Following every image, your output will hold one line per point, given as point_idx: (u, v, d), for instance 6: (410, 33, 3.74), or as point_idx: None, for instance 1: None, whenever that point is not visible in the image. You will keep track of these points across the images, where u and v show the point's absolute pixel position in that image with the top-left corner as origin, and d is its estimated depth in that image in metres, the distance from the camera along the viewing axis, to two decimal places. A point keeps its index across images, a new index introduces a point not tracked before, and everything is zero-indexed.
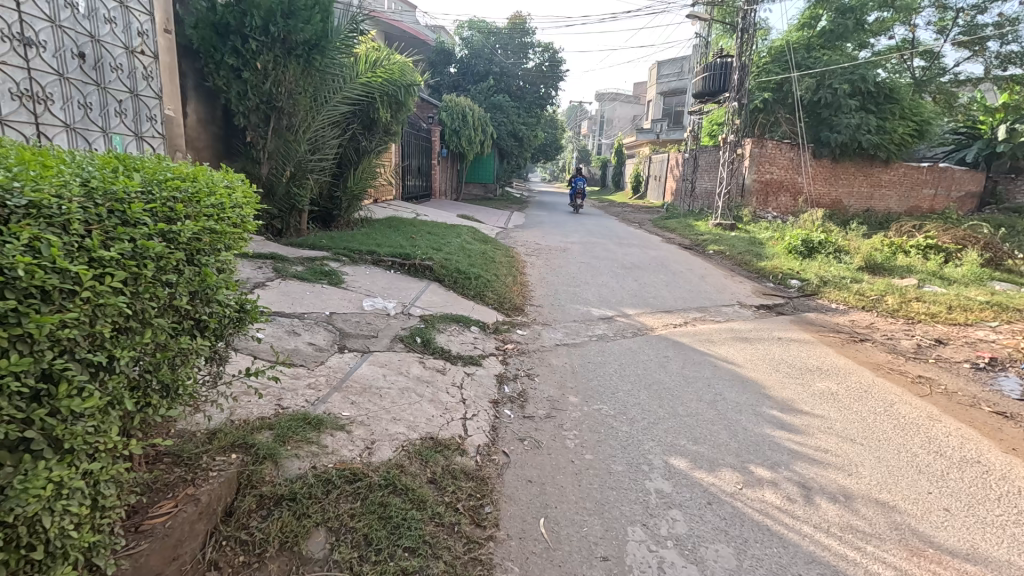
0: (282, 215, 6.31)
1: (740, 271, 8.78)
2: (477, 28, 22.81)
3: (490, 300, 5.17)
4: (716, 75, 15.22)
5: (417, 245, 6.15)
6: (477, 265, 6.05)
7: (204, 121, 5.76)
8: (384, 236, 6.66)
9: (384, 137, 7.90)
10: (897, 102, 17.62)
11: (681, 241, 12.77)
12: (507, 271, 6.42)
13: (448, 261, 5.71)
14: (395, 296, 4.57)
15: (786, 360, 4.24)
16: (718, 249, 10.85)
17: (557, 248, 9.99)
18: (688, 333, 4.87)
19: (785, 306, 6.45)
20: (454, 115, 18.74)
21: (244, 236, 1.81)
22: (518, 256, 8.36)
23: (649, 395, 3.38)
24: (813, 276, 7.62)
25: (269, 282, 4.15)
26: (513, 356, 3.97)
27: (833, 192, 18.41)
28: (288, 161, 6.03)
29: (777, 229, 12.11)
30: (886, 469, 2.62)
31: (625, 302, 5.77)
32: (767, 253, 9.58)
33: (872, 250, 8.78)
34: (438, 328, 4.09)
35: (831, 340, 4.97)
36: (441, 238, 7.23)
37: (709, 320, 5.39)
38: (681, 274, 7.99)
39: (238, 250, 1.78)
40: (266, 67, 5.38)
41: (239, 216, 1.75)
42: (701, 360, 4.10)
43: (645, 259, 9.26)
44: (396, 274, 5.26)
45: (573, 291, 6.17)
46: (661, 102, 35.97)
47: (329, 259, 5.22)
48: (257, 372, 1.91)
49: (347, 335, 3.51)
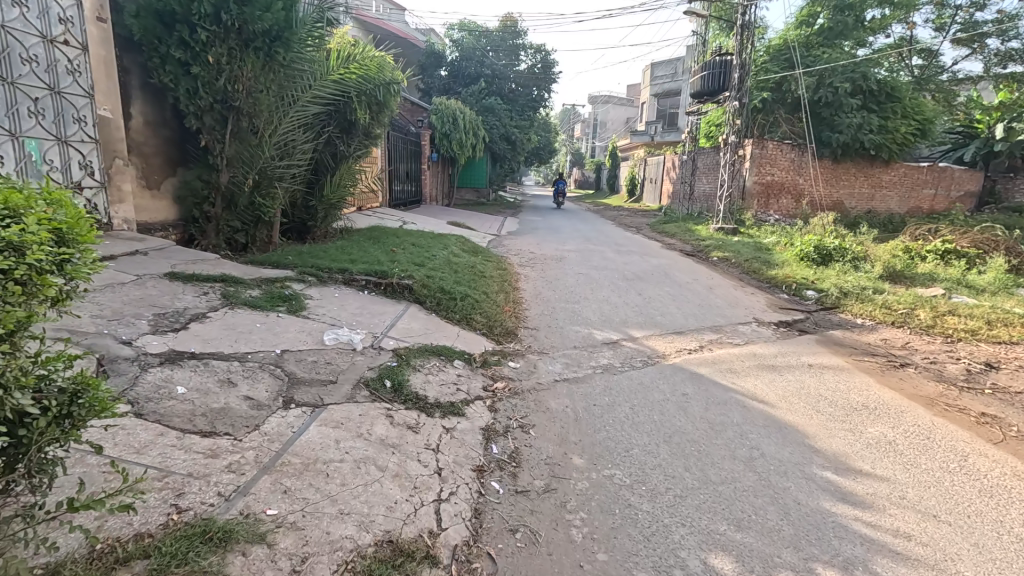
0: (246, 228, 5.63)
1: (749, 281, 8.18)
2: (468, 30, 22.32)
3: (478, 325, 4.52)
4: (715, 74, 14.61)
5: (397, 260, 5.48)
6: (465, 282, 5.39)
7: (153, 123, 5.10)
8: (363, 249, 6.02)
9: (364, 140, 7.26)
10: (899, 100, 17.18)
11: (682, 246, 12.18)
12: (498, 287, 5.78)
13: (431, 279, 5.07)
14: (365, 324, 3.91)
15: (824, 396, 3.61)
16: (723, 256, 10.26)
17: (552, 257, 9.38)
18: (706, 361, 4.24)
19: (806, 323, 5.85)
20: (445, 117, 18.12)
21: (46, 288, 1.23)
22: (511, 268, 7.72)
23: (672, 453, 2.75)
24: (830, 286, 7.03)
25: (212, 311, 3.49)
26: (503, 400, 3.32)
27: (835, 193, 17.91)
28: (250, 168, 5.36)
29: (783, 233, 11.56)
30: (993, 567, 1.99)
31: (630, 323, 5.14)
32: (777, 260, 9.01)
33: (889, 256, 8.22)
34: (414, 365, 3.44)
35: (867, 366, 4.35)
36: (426, 250, 6.57)
37: (727, 343, 4.76)
38: (687, 285, 7.39)
39: (32, 315, 1.20)
40: (219, 61, 4.70)
41: (19, 265, 1.16)
42: (726, 398, 3.46)
43: (648, 268, 8.64)
44: (371, 296, 4.61)
45: (570, 310, 5.54)
46: (655, 104, 35.56)
47: (292, 279, 4.56)
48: (90, 504, 1.16)
49: (298, 382, 2.85)
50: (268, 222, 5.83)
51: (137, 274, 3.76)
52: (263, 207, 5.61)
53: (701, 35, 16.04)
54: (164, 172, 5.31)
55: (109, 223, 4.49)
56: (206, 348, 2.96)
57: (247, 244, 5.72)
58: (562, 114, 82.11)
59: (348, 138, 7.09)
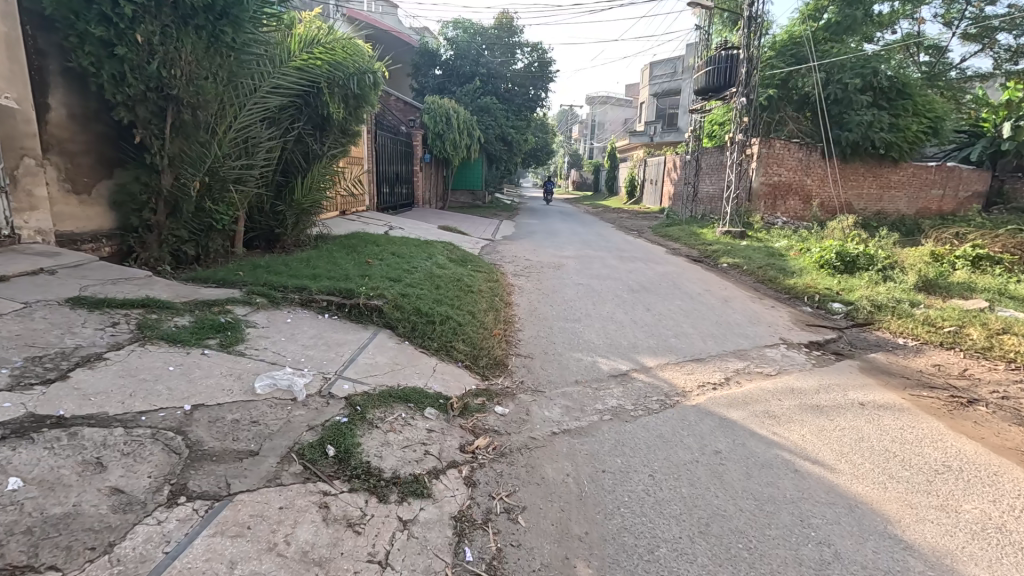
0: (196, 238, 4.94)
1: (766, 291, 7.46)
2: (462, 28, 21.60)
3: (459, 355, 3.76)
4: (720, 69, 13.85)
5: (369, 274, 4.73)
6: (448, 299, 4.67)
7: (78, 116, 4.35)
8: (335, 260, 5.31)
9: (339, 137, 6.57)
10: (910, 98, 16.53)
11: (688, 252, 11.45)
12: (487, 304, 5.05)
13: (408, 296, 4.35)
14: (315, 362, 3.15)
15: (893, 452, 2.84)
16: (734, 263, 9.51)
17: (549, 266, 8.63)
18: (736, 400, 3.49)
19: (839, 344, 5.11)
20: (438, 117, 17.32)
21: None
22: (504, 279, 6.97)
23: (714, 554, 2.00)
24: (860, 298, 6.32)
25: (112, 350, 2.73)
26: (485, 466, 2.56)
27: (843, 194, 17.22)
28: (198, 170, 4.65)
29: (796, 238, 10.84)
30: None
31: (641, 349, 4.38)
32: (794, 267, 8.28)
33: (918, 263, 7.51)
34: (370, 421, 2.67)
35: (929, 404, 3.60)
36: (406, 260, 5.84)
37: (757, 374, 4.00)
38: (699, 298, 6.66)
39: None
40: (151, 40, 3.95)
41: None
42: (769, 461, 2.70)
43: (654, 277, 7.91)
44: (332, 321, 3.86)
45: (570, 332, 4.78)
46: (654, 104, 34.86)
47: (237, 302, 3.80)
48: None
49: (201, 457, 2.09)
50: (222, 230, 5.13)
51: (27, 301, 3.00)
52: (213, 213, 4.96)
53: (705, 30, 15.34)
54: (97, 174, 4.56)
55: (11, 234, 3.83)
56: (81, 410, 2.19)
57: (199, 255, 5.05)
58: (560, 115, 81.58)
59: (320, 135, 6.47)
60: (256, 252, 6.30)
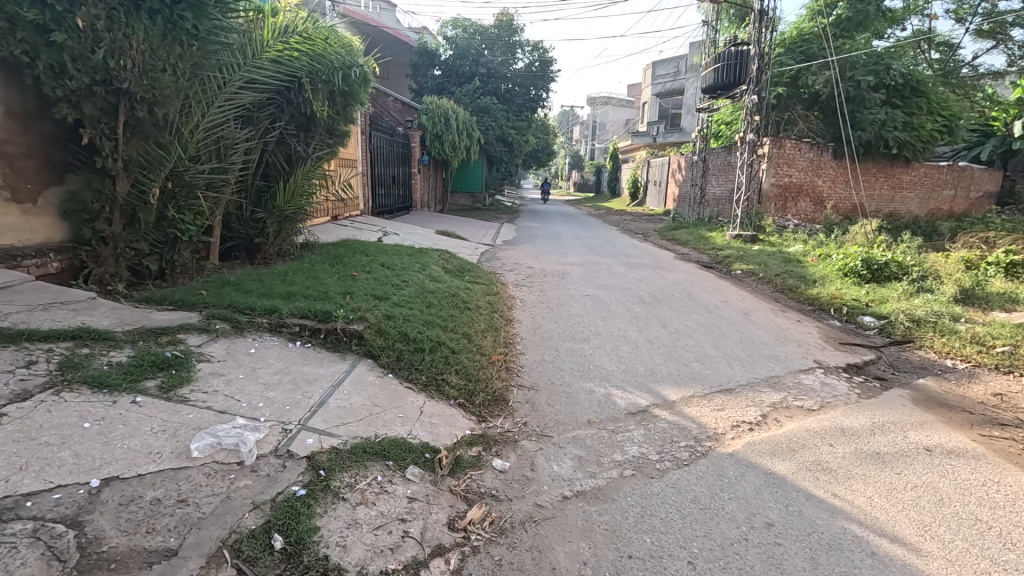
0: (158, 251, 4.43)
1: (788, 302, 6.92)
2: (462, 28, 21.15)
3: (451, 391, 3.21)
4: (730, 66, 13.13)
5: (352, 292, 4.20)
6: (441, 318, 4.13)
7: (19, 114, 3.83)
8: (317, 275, 4.79)
9: (324, 137, 6.08)
10: (924, 95, 15.96)
11: (698, 257, 10.91)
12: (484, 322, 4.53)
13: (395, 317, 3.81)
14: (275, 408, 2.59)
15: (986, 523, 2.29)
16: (749, 270, 8.96)
17: (553, 274, 8.10)
18: (779, 445, 2.95)
19: (879, 366, 4.56)
20: (436, 117, 16.80)
21: None
22: (504, 290, 6.43)
23: None
24: (894, 312, 5.83)
25: (14, 402, 2.18)
26: (479, 552, 2.02)
27: (854, 196, 16.64)
28: (157, 175, 4.14)
29: (812, 243, 10.29)
30: None
31: (663, 379, 3.83)
32: (814, 276, 7.73)
33: (952, 272, 6.95)
34: (336, 490, 2.12)
35: (1006, 448, 3.04)
36: (396, 272, 5.32)
37: (798, 410, 3.45)
38: (717, 311, 6.13)
39: None
40: (93, 25, 3.41)
41: None
42: (838, 540, 2.14)
43: (665, 287, 7.38)
44: (304, 351, 3.31)
45: (579, 356, 4.24)
46: (656, 104, 34.33)
47: (192, 328, 3.26)
48: None
49: (92, 567, 1.55)
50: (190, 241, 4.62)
51: None
52: (177, 223, 4.45)
53: (712, 26, 14.82)
54: (43, 180, 4.03)
55: None
56: None
57: (162, 270, 4.54)
58: (561, 116, 80.96)
59: (304, 136, 5.99)
60: (234, 264, 5.80)
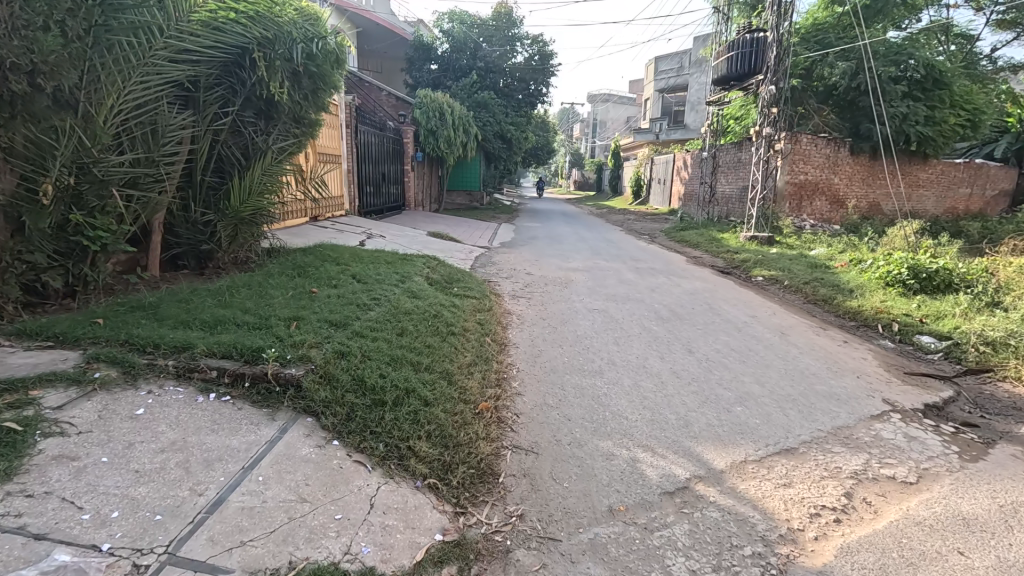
0: (63, 263, 3.54)
1: (825, 317, 6.03)
2: (459, 20, 20.20)
3: (420, 466, 2.31)
4: (746, 54, 12.10)
5: (302, 319, 3.29)
6: (416, 350, 3.24)
7: None
8: (266, 291, 3.90)
9: (287, 125, 5.21)
10: (946, 87, 15.02)
11: (712, 261, 10.03)
12: (470, 352, 3.63)
13: (353, 353, 2.91)
14: (135, 522, 1.69)
15: None
16: (772, 277, 8.08)
17: (555, 282, 7.20)
18: (889, 555, 2.04)
19: (962, 406, 3.66)
20: (430, 112, 15.90)
21: None
22: (498, 304, 5.52)
23: None
24: (960, 333, 4.92)
25: None
26: None
27: (871, 194, 15.74)
28: (49, 167, 3.26)
29: (837, 247, 9.42)
30: None
31: (701, 435, 2.93)
32: (850, 285, 6.86)
33: (1012, 281, 6.07)
34: None
35: None
36: (368, 287, 4.42)
37: (890, 482, 2.56)
38: (748, 329, 5.23)
39: None
40: None
41: None
42: None
43: (682, 299, 6.50)
44: (216, 409, 2.40)
45: (591, 398, 3.36)
46: (658, 100, 33.39)
47: (59, 378, 2.35)
48: None
49: None
50: (110, 252, 3.74)
51: None
52: (86, 228, 3.54)
53: (723, 14, 13.92)
54: None
55: None
56: None
57: (71, 287, 3.65)
58: (562, 114, 80.02)
59: (265, 124, 5.13)
60: (179, 277, 4.90)
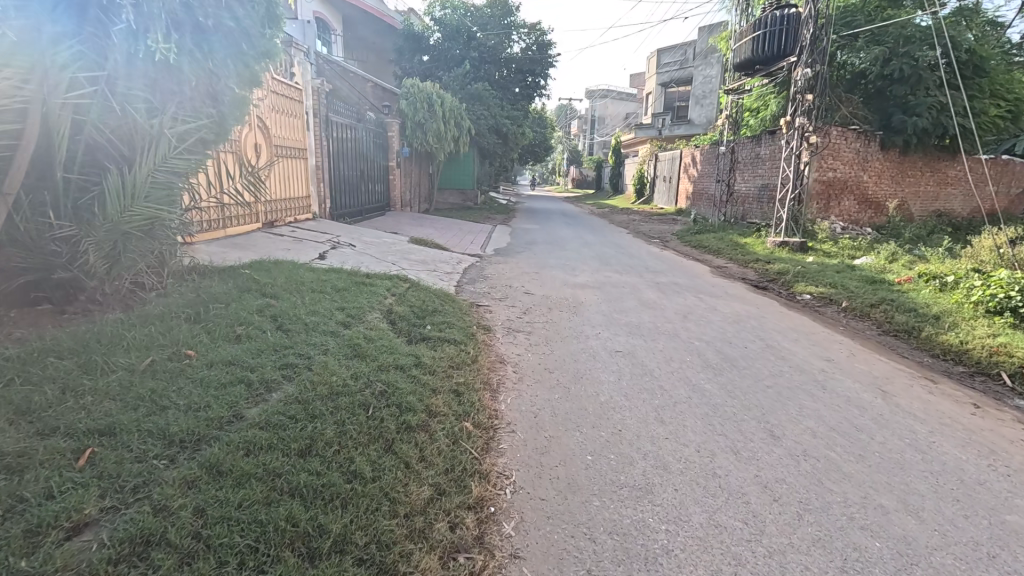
0: None
1: (919, 357, 4.57)
2: (451, 7, 18.68)
3: None
4: (774, 33, 10.50)
5: (111, 442, 1.83)
6: (327, 496, 1.76)
7: None
8: (104, 360, 2.42)
9: (188, 97, 3.83)
10: (987, 75, 13.59)
11: (740, 272, 8.59)
12: (430, 472, 2.13)
13: (170, 540, 1.45)
14: None
15: None
16: (824, 295, 6.62)
17: (560, 306, 5.72)
18: None
19: None
20: (417, 103, 14.08)
21: None
22: (486, 348, 4.01)
23: None
24: None
25: None
26: None
27: (900, 193, 14.24)
28: None
29: (887, 257, 8.04)
30: None
31: None
32: (935, 309, 5.41)
33: None
34: None
35: None
36: (284, 342, 2.91)
37: None
38: (834, 385, 3.75)
39: None
40: None
41: None
42: None
43: (726, 331, 5.01)
44: None
45: (646, 571, 1.87)
46: (661, 95, 31.89)
47: None
48: None
49: None
50: None
51: None
52: None
53: None
54: None
55: None
56: None
57: None
58: (557, 112, 78.60)
59: (161, 101, 3.69)
60: (24, 316, 3.40)
